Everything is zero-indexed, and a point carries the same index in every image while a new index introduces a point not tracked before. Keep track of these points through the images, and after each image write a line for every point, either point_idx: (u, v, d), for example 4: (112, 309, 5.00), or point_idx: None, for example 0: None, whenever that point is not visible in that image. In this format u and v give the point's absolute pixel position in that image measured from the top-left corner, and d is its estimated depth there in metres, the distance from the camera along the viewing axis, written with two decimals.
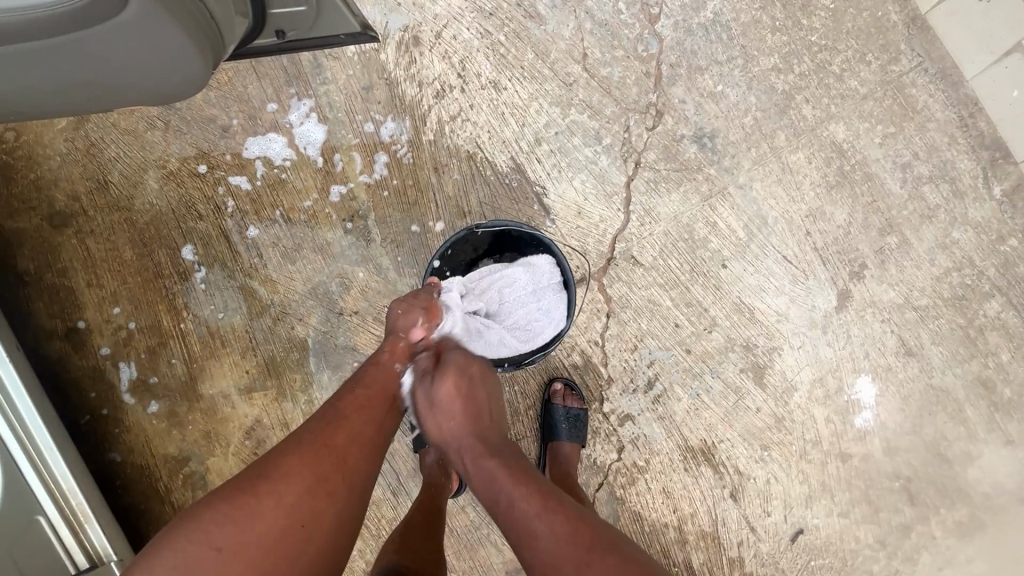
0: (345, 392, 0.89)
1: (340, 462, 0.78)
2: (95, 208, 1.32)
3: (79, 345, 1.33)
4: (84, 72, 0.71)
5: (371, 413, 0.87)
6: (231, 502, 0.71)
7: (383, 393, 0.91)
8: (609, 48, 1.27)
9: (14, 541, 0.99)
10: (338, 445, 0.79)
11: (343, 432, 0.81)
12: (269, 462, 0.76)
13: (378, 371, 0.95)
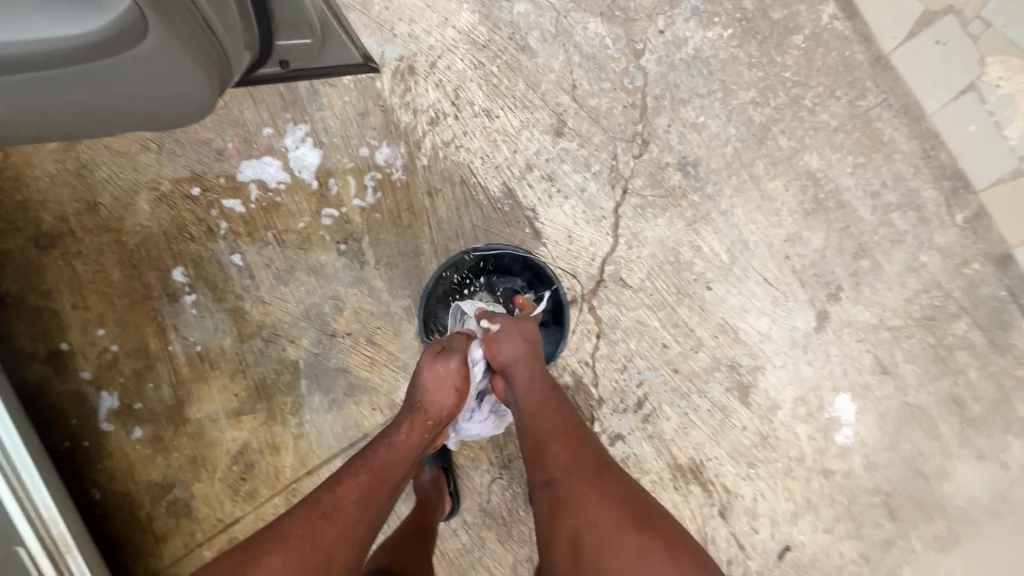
0: (352, 475, 0.92)
1: (322, 561, 0.81)
2: (83, 229, 1.31)
3: (62, 369, 1.30)
4: (88, 94, 0.72)
5: (363, 505, 0.88)
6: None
7: (386, 480, 0.93)
8: (596, 80, 1.33)
9: None
10: (323, 545, 0.82)
11: (333, 528, 0.84)
12: (258, 545, 0.81)
13: (389, 454, 0.96)
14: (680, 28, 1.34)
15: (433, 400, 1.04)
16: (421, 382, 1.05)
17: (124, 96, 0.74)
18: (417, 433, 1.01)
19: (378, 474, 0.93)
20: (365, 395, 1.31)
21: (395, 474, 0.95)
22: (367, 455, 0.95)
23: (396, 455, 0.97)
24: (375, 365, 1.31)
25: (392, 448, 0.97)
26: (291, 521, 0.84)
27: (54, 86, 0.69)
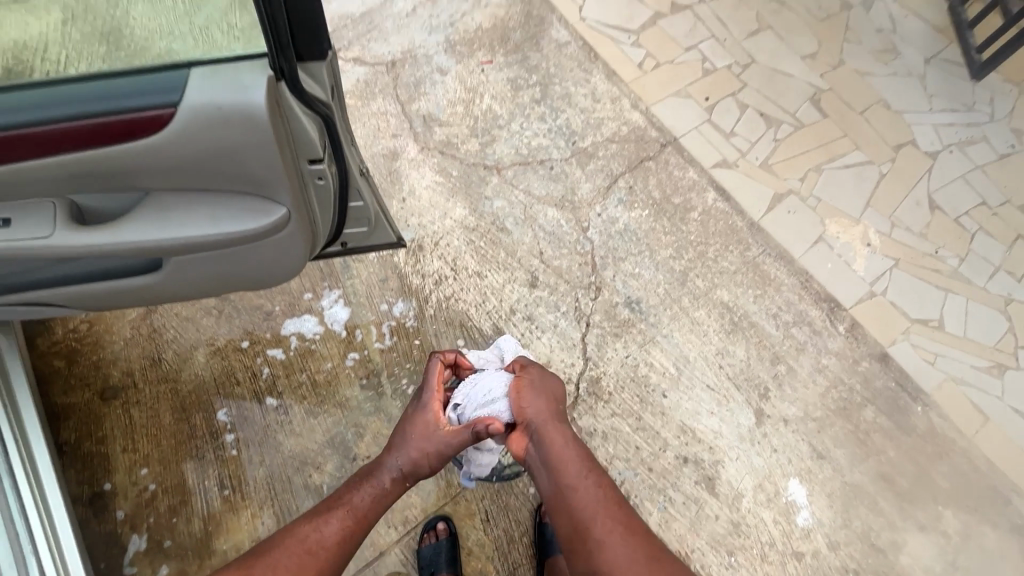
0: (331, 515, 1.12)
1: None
2: (145, 381, 1.55)
3: (101, 510, 1.43)
4: (227, 267, 1.09)
5: (337, 547, 1.08)
6: None
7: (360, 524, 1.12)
8: (558, 247, 1.82)
9: None
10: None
11: (315, 563, 1.05)
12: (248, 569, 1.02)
13: (363, 499, 1.16)
14: (612, 211, 1.89)
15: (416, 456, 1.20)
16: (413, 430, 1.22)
17: (242, 275, 1.13)
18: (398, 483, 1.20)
19: (359, 518, 1.13)
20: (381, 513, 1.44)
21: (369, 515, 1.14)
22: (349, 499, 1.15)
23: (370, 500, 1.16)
24: None
25: (374, 492, 1.17)
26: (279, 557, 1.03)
27: (194, 265, 1.06)
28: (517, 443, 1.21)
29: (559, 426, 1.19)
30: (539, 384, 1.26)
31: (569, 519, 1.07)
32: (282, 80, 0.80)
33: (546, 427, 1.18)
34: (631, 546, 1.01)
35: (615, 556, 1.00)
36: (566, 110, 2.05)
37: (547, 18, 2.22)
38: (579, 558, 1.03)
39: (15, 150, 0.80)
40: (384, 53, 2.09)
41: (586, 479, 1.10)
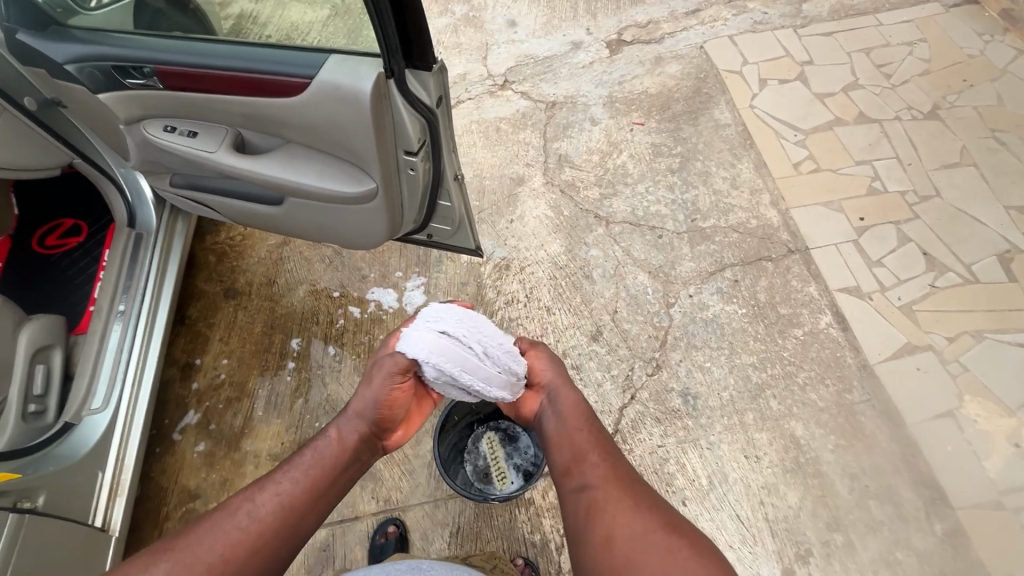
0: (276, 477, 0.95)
1: (233, 569, 0.83)
2: (257, 294, 1.89)
3: (184, 377, 1.75)
4: (327, 222, 1.30)
5: (277, 515, 0.90)
6: None
7: (310, 486, 0.95)
8: (634, 312, 1.78)
9: (71, 472, 1.21)
10: (232, 547, 0.85)
11: (249, 539, 0.86)
12: (152, 557, 0.82)
13: (316, 456, 1.00)
14: (705, 297, 1.79)
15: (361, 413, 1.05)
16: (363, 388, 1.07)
17: (336, 232, 1.34)
18: (346, 443, 1.03)
19: (304, 484, 0.95)
20: (370, 482, 1.53)
21: (325, 474, 0.98)
22: (290, 467, 0.97)
23: (326, 458, 1.00)
24: (389, 460, 1.55)
25: (320, 453, 1.00)
26: (206, 532, 0.85)
27: (301, 209, 1.29)
28: (527, 401, 1.15)
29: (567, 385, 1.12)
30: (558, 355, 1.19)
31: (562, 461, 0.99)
32: (391, 79, 0.97)
33: (558, 386, 1.11)
34: (620, 476, 0.93)
35: (604, 480, 0.92)
36: (698, 187, 2.01)
37: (715, 98, 2.22)
38: (569, 489, 0.94)
39: (207, 84, 1.07)
40: (549, 93, 2.28)
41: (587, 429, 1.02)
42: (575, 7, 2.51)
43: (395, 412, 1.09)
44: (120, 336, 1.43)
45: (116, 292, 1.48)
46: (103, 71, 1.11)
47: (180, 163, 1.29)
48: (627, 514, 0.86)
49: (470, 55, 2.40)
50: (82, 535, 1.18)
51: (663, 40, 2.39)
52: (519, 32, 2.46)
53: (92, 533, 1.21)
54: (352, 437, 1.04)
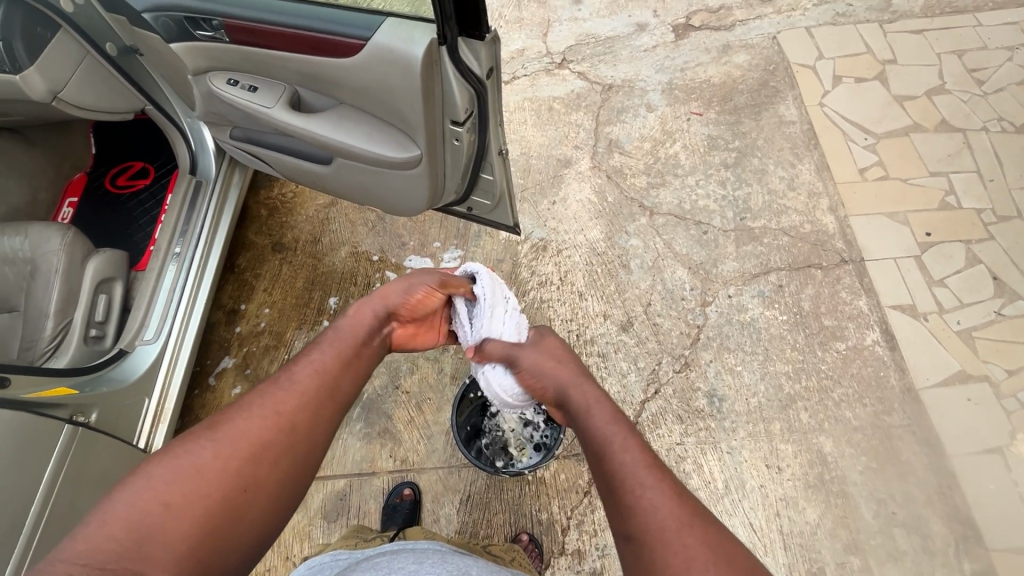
0: (309, 356, 0.99)
1: (282, 426, 0.86)
2: (301, 250, 1.96)
3: (228, 321, 1.85)
4: (373, 187, 1.33)
5: (312, 383, 0.93)
6: (159, 492, 0.73)
7: (342, 359, 1.00)
8: (668, 307, 1.74)
9: (121, 395, 1.31)
10: (284, 412, 0.87)
11: (295, 400, 0.89)
12: (207, 429, 0.82)
13: (341, 338, 1.05)
14: (745, 299, 1.73)
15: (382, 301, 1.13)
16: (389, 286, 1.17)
17: (380, 198, 1.37)
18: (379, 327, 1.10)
19: (336, 354, 1.01)
20: (389, 442, 1.59)
21: (354, 351, 1.03)
22: (315, 350, 1.02)
23: (355, 336, 1.06)
24: (410, 423, 1.60)
25: (347, 335, 1.06)
26: (250, 402, 0.87)
27: (347, 170, 1.32)
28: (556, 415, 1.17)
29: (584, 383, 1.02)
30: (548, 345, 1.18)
31: (600, 476, 0.85)
32: (443, 45, 0.97)
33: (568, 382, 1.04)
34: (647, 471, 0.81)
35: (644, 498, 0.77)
36: (751, 185, 1.93)
37: (782, 93, 2.11)
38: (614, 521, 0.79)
39: (269, 41, 1.10)
40: (607, 76, 2.22)
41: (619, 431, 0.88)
42: None
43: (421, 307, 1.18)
44: (173, 277, 1.53)
45: (173, 236, 1.58)
46: (175, 21, 1.16)
47: (240, 116, 1.35)
48: (665, 509, 0.75)
49: (530, 31, 2.36)
50: (128, 454, 1.28)
51: (733, 28, 2.28)
52: (583, 10, 2.40)
53: (136, 454, 1.31)
54: (369, 319, 1.10)
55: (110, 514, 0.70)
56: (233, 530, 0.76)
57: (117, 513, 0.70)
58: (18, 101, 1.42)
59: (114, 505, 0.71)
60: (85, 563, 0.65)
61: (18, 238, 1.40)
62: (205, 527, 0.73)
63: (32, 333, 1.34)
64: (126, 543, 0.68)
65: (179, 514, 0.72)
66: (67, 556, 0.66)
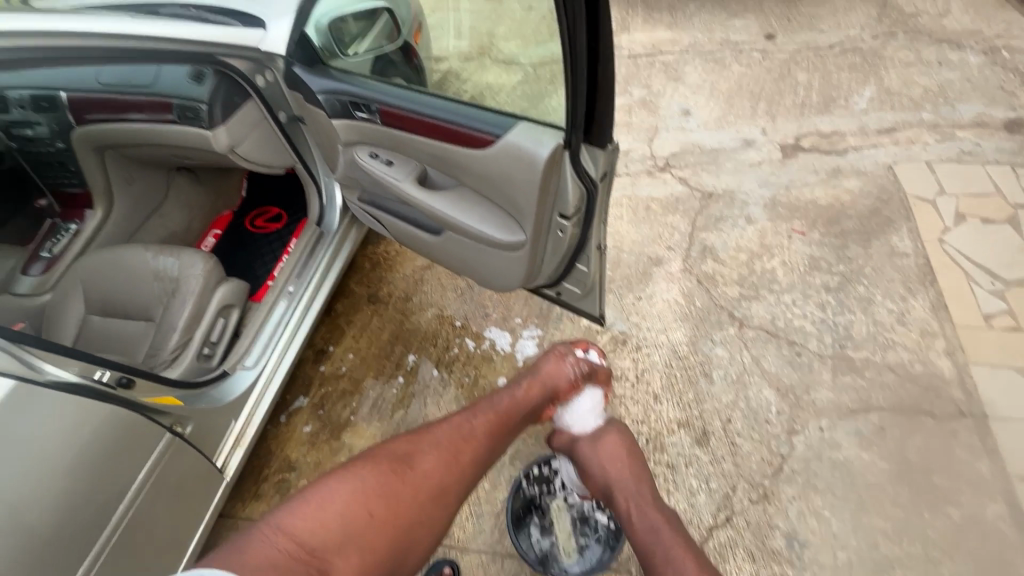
0: (481, 415, 1.23)
1: (456, 475, 1.09)
2: (392, 305, 2.09)
3: (314, 360, 1.98)
4: (474, 261, 1.42)
5: (475, 443, 1.16)
6: (371, 495, 0.97)
7: (501, 424, 1.25)
8: (750, 427, 1.63)
9: (215, 415, 1.41)
10: (461, 460, 1.11)
11: (463, 453, 1.13)
12: (408, 454, 1.07)
13: (507, 405, 1.29)
14: (839, 436, 1.59)
15: (537, 382, 1.36)
16: (533, 369, 1.39)
17: (478, 271, 1.45)
18: (521, 406, 1.31)
19: (499, 418, 1.26)
20: None
21: (512, 420, 1.27)
22: (478, 411, 1.25)
23: (518, 408, 1.31)
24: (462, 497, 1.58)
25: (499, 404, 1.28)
26: (436, 441, 1.12)
27: (455, 242, 1.43)
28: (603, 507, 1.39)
29: (648, 492, 1.30)
30: (625, 445, 1.37)
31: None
32: (567, 150, 1.06)
33: (643, 492, 1.29)
34: None
35: None
36: (855, 313, 1.83)
37: (895, 223, 2.03)
38: None
39: (414, 128, 1.25)
40: (708, 184, 2.27)
41: (680, 546, 1.18)
42: (756, 107, 2.52)
43: (558, 394, 1.39)
44: (282, 312, 1.68)
45: (290, 276, 1.75)
46: (340, 103, 1.35)
47: (371, 184, 1.51)
48: None
49: (637, 135, 2.50)
50: (205, 470, 1.35)
51: (846, 153, 2.28)
52: (691, 121, 2.52)
53: (212, 472, 1.37)
54: (530, 396, 1.33)
55: (332, 501, 0.93)
56: (403, 552, 0.97)
57: (338, 506, 0.93)
58: (196, 150, 1.64)
59: (333, 497, 0.94)
60: (300, 539, 0.86)
61: (171, 259, 1.59)
62: (385, 545, 0.94)
63: (159, 341, 1.51)
64: (338, 532, 0.90)
65: (375, 522, 0.94)
66: (295, 527, 0.88)
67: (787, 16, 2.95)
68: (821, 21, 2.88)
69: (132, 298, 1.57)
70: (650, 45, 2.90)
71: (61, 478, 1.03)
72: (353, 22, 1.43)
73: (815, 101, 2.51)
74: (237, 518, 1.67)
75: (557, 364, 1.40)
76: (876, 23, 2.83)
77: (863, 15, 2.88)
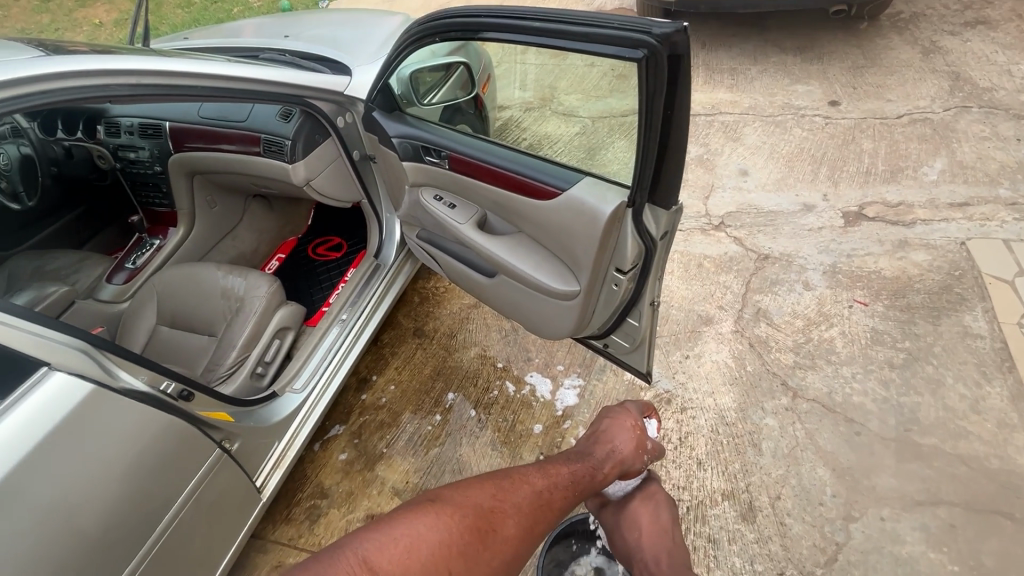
0: (563, 483, 1.14)
1: (530, 547, 1.01)
2: (437, 341, 2.12)
3: (356, 388, 2.02)
4: (525, 307, 1.44)
5: (555, 513, 1.08)
6: (455, 550, 0.90)
7: (580, 499, 1.16)
8: (801, 508, 1.53)
9: (261, 435, 1.44)
10: (538, 533, 1.03)
11: (544, 524, 1.05)
12: (496, 513, 0.99)
13: (589, 477, 1.19)
14: (902, 530, 1.47)
15: (620, 455, 1.27)
16: (610, 442, 1.29)
17: (527, 317, 1.46)
18: (599, 483, 1.21)
19: (579, 491, 1.16)
20: None
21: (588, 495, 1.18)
22: (559, 473, 1.16)
23: (598, 482, 1.21)
24: None
25: (580, 474, 1.18)
26: (520, 503, 1.04)
27: (507, 287, 1.45)
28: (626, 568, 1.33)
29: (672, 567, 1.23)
30: (653, 511, 1.31)
31: None
32: (630, 208, 1.07)
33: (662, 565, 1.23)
34: None
35: None
36: (922, 395, 1.72)
37: (969, 302, 1.93)
38: None
39: (481, 176, 1.30)
40: (764, 246, 2.23)
41: None
42: (817, 172, 2.49)
43: (629, 474, 1.30)
44: (333, 339, 1.73)
45: (345, 305, 1.82)
46: (413, 147, 1.43)
47: (433, 224, 1.58)
48: None
49: (693, 192, 2.50)
50: (244, 487, 1.37)
51: (914, 225, 2.20)
52: (749, 182, 2.50)
53: (250, 490, 1.39)
54: (610, 472, 1.24)
55: (416, 549, 0.88)
56: None
57: (423, 554, 0.88)
58: (273, 180, 1.76)
59: (417, 546, 0.88)
60: None
61: (239, 279, 1.69)
62: None
63: (219, 357, 1.59)
64: None
65: None
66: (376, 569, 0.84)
67: (852, 84, 2.94)
68: (888, 91, 2.85)
69: (199, 314, 1.67)
70: (710, 105, 2.94)
71: (111, 484, 1.03)
72: (429, 74, 1.46)
73: (881, 170, 2.45)
74: (265, 540, 1.68)
75: (636, 443, 1.31)
76: (948, 96, 2.77)
77: (934, 87, 2.83)
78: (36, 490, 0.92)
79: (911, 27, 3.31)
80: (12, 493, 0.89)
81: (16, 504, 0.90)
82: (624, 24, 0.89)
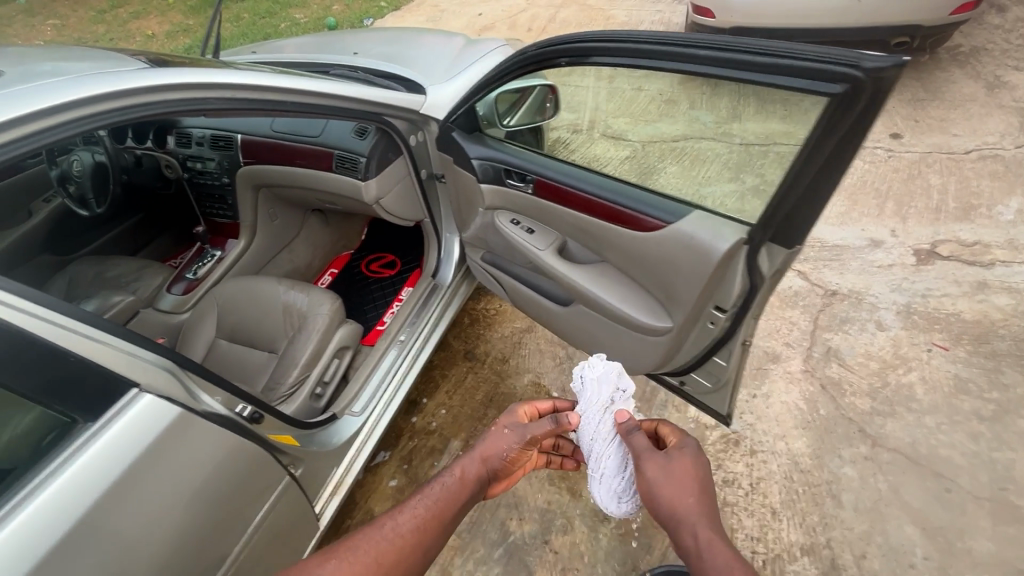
0: (428, 494, 0.97)
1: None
2: (488, 365, 2.06)
3: (405, 411, 1.96)
4: (602, 338, 1.38)
5: (421, 536, 0.91)
6: None
7: (455, 503, 0.96)
8: (890, 569, 1.43)
9: (323, 460, 1.38)
10: (392, 556, 0.88)
11: (395, 554, 0.88)
12: (326, 555, 0.88)
13: (467, 473, 1.00)
14: None
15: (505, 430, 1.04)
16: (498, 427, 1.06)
17: (603, 349, 1.40)
18: (479, 480, 1.00)
19: (450, 498, 0.97)
20: None
21: (469, 487, 0.99)
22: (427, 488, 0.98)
23: (478, 471, 1.00)
24: None
25: (455, 479, 0.99)
26: (360, 541, 0.90)
27: (584, 316, 1.39)
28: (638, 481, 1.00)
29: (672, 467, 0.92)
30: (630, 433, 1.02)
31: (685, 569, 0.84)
32: (747, 245, 1.01)
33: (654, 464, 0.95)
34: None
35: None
36: (1014, 451, 1.61)
37: None
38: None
39: (569, 202, 1.25)
40: (831, 282, 2.14)
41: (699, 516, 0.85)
42: (883, 206, 2.40)
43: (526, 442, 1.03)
44: (392, 360, 1.68)
45: (403, 325, 1.77)
46: (494, 169, 1.39)
47: (505, 247, 1.53)
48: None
49: None
50: (305, 515, 1.30)
51: (993, 267, 2.09)
52: None
53: (310, 517, 1.32)
54: (495, 460, 1.01)
55: None
56: None
57: None
58: (338, 196, 1.73)
59: None
60: None
61: (302, 295, 1.65)
62: None
63: (279, 375, 1.54)
64: None
65: None
66: None
67: (914, 117, 2.86)
68: (954, 125, 2.76)
69: (260, 329, 1.64)
70: None
71: (182, 514, 0.97)
72: (501, 99, 1.39)
73: (952, 207, 2.35)
74: None
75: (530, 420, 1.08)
76: (1018, 132, 2.68)
77: (1002, 122, 2.74)
78: (118, 521, 0.86)
79: (973, 61, 3.23)
80: (96, 524, 0.82)
81: (99, 536, 0.83)
82: (819, 55, 0.80)
